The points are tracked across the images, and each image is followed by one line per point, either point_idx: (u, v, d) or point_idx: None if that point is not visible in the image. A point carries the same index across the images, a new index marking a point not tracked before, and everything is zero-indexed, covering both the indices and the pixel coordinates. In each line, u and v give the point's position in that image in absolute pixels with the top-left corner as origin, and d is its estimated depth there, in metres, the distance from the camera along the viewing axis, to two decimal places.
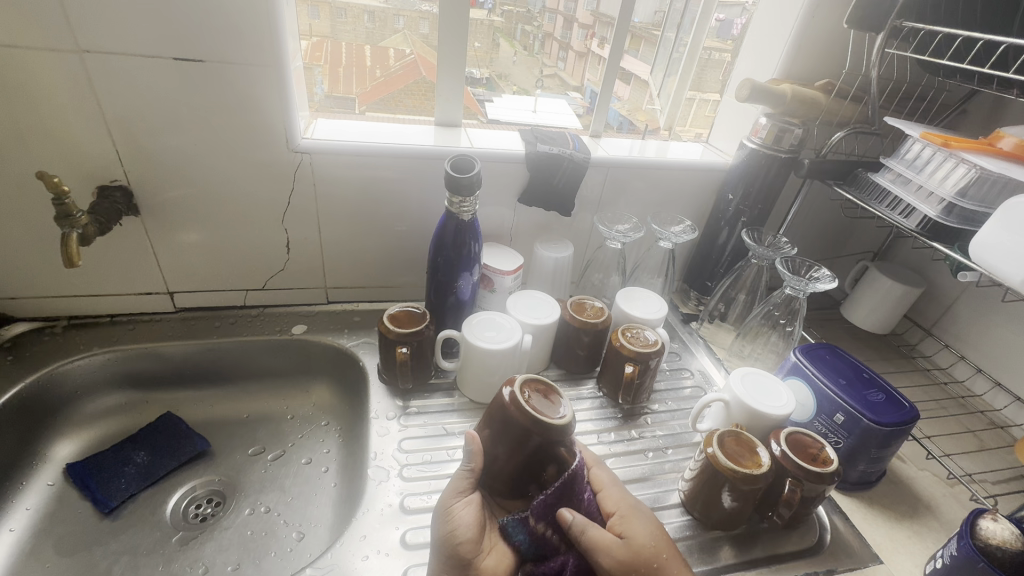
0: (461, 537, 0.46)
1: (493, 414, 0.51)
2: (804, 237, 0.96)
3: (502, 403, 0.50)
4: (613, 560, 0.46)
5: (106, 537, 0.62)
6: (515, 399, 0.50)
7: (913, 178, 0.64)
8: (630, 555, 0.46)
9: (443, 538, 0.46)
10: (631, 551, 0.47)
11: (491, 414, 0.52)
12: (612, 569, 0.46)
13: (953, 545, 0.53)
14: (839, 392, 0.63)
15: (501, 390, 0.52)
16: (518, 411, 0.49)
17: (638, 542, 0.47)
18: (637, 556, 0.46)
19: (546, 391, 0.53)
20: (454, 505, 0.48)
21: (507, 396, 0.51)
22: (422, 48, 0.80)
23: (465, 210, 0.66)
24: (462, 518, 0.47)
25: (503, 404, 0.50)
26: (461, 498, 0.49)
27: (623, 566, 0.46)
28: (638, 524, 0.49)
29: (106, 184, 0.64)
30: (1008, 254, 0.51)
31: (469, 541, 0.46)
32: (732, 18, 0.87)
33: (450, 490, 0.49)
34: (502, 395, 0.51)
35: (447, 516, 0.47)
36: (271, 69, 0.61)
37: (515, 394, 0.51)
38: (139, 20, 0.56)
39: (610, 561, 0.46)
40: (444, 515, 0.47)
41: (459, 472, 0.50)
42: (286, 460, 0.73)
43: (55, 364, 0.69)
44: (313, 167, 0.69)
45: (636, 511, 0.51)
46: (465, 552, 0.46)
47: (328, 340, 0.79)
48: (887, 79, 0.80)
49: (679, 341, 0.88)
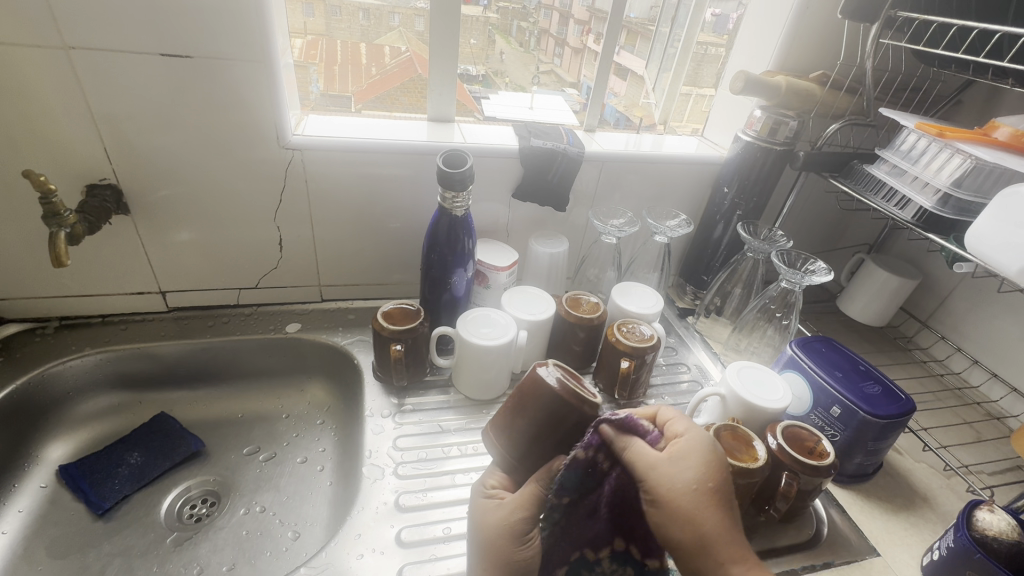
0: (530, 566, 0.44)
1: (526, 391, 0.49)
2: (801, 230, 0.96)
3: (536, 383, 0.48)
4: (659, 476, 0.41)
5: (100, 539, 0.62)
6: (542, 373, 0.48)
7: (908, 169, 0.64)
8: (686, 477, 0.41)
9: (519, 563, 0.44)
10: (684, 471, 0.41)
11: (521, 403, 0.48)
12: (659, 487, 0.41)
13: (949, 537, 0.53)
14: (834, 385, 0.62)
15: (538, 371, 0.49)
16: (555, 391, 0.47)
17: (699, 466, 0.41)
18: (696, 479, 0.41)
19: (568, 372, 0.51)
20: (513, 552, 0.44)
21: (540, 377, 0.48)
22: (417, 45, 0.78)
23: (458, 205, 0.66)
24: (530, 546, 0.44)
25: (537, 387, 0.48)
26: (534, 525, 0.45)
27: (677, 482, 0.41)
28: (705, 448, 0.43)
29: (95, 183, 0.63)
30: (1005, 245, 0.51)
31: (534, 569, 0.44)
32: (726, 12, 0.85)
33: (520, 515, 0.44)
34: (537, 376, 0.48)
35: (525, 542, 0.44)
36: (260, 65, 0.61)
37: (548, 372, 0.48)
38: (127, 17, 0.55)
39: (654, 476, 0.41)
40: (521, 539, 0.44)
41: (502, 513, 0.45)
42: (281, 460, 0.73)
43: (46, 364, 0.68)
44: (304, 164, 0.69)
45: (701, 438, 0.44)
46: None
47: (322, 339, 0.78)
48: (883, 70, 0.79)
49: (675, 336, 0.87)
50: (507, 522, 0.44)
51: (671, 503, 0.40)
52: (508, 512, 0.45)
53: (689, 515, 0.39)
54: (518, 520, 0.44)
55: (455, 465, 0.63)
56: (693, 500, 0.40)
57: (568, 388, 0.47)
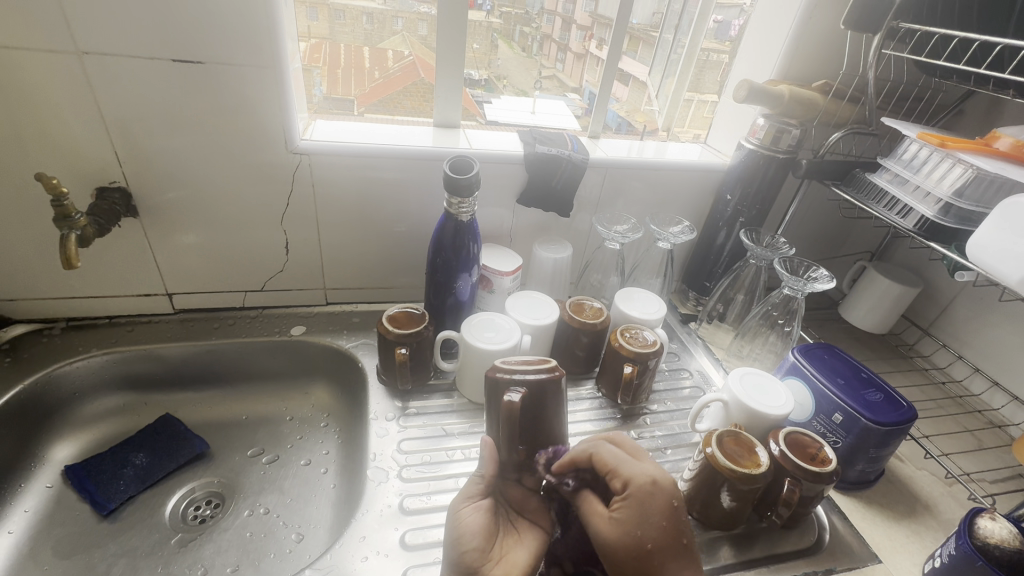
0: (467, 543, 0.46)
1: (492, 394, 0.57)
2: (803, 237, 0.96)
3: (495, 380, 0.56)
4: (606, 541, 0.45)
5: (104, 539, 0.62)
6: (502, 364, 0.58)
7: (910, 178, 0.65)
8: (620, 541, 0.45)
9: (451, 542, 0.46)
10: (625, 535, 0.45)
11: (493, 400, 0.57)
12: (608, 552, 0.45)
13: (951, 544, 0.53)
14: (836, 392, 0.63)
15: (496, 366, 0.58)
16: (520, 381, 0.55)
17: (636, 533, 0.45)
18: (627, 542, 0.44)
19: (538, 361, 0.58)
20: (463, 509, 0.48)
21: (495, 372, 0.57)
22: (421, 50, 0.80)
23: (464, 210, 0.66)
24: (472, 514, 0.47)
25: (500, 386, 0.56)
26: (475, 503, 0.49)
27: (615, 548, 0.45)
28: (647, 505, 0.45)
29: (105, 186, 0.64)
30: (1007, 254, 0.51)
31: (478, 546, 0.45)
32: (729, 19, 0.87)
33: (462, 494, 0.49)
34: (495, 373, 0.57)
35: (456, 520, 0.47)
36: (271, 71, 0.61)
37: (503, 368, 0.57)
38: (140, 23, 0.56)
39: (597, 532, 0.46)
40: (454, 518, 0.48)
41: (471, 478, 0.50)
42: (284, 463, 0.73)
43: (53, 365, 0.69)
44: (312, 169, 0.69)
45: (644, 492, 0.46)
46: (471, 559, 0.45)
47: (327, 341, 0.79)
48: (885, 79, 0.80)
49: (677, 342, 0.88)
50: (469, 484, 0.50)
51: (615, 561, 0.45)
52: (460, 493, 0.50)
53: (632, 562, 0.44)
54: (469, 484, 0.50)
55: (458, 468, 0.63)
56: (634, 558, 0.44)
57: (534, 388, 0.55)
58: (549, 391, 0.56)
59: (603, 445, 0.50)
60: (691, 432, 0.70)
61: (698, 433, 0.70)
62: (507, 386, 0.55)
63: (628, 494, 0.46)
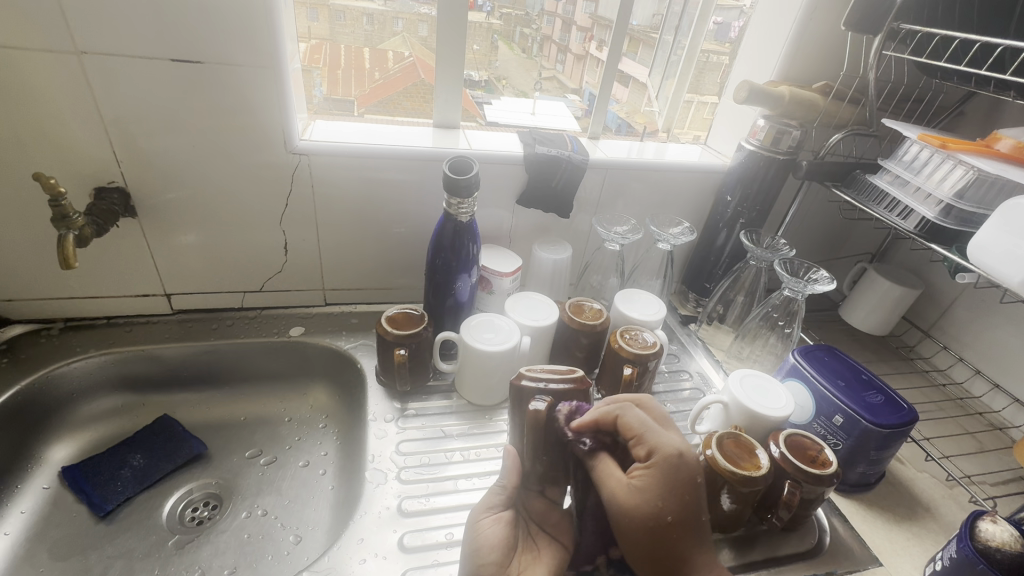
0: (486, 556, 0.47)
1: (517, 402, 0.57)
2: (803, 238, 0.96)
3: (520, 388, 0.56)
4: (621, 503, 0.46)
5: (101, 540, 0.62)
6: (529, 371, 0.58)
7: (911, 179, 0.64)
8: (636, 508, 0.45)
9: (469, 553, 0.47)
10: (643, 501, 0.45)
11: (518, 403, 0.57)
12: (623, 516, 0.46)
13: (953, 547, 0.53)
14: (836, 394, 0.63)
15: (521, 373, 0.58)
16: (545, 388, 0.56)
17: (654, 502, 0.45)
18: (644, 511, 0.45)
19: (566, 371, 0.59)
20: (482, 521, 0.49)
21: (521, 381, 0.57)
22: (421, 51, 0.79)
23: (463, 211, 0.66)
24: (494, 527, 0.48)
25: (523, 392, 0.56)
26: (495, 515, 0.49)
27: (629, 512, 0.46)
28: (669, 475, 0.46)
29: (104, 186, 0.64)
30: (1008, 256, 0.51)
31: (497, 559, 0.46)
32: (729, 21, 0.87)
33: (481, 505, 0.50)
34: (519, 382, 0.57)
35: (475, 532, 0.48)
36: (270, 71, 0.61)
37: (528, 380, 0.57)
38: (139, 23, 0.56)
39: (612, 495, 0.47)
40: (472, 530, 0.49)
41: (492, 487, 0.51)
42: (283, 464, 0.73)
43: (51, 366, 0.68)
44: (311, 169, 0.69)
45: (669, 463, 0.46)
46: (489, 572, 0.46)
47: (326, 342, 0.79)
48: (885, 81, 0.79)
49: (677, 343, 0.88)
50: (490, 495, 0.51)
51: (626, 525, 0.46)
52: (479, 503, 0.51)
53: (643, 526, 0.45)
54: (489, 496, 0.51)
55: (457, 470, 0.63)
56: (646, 526, 0.45)
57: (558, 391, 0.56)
58: (574, 399, 0.56)
59: (630, 412, 0.50)
60: (691, 434, 0.70)
61: (698, 435, 0.70)
62: (532, 395, 0.56)
63: (652, 461, 0.47)
